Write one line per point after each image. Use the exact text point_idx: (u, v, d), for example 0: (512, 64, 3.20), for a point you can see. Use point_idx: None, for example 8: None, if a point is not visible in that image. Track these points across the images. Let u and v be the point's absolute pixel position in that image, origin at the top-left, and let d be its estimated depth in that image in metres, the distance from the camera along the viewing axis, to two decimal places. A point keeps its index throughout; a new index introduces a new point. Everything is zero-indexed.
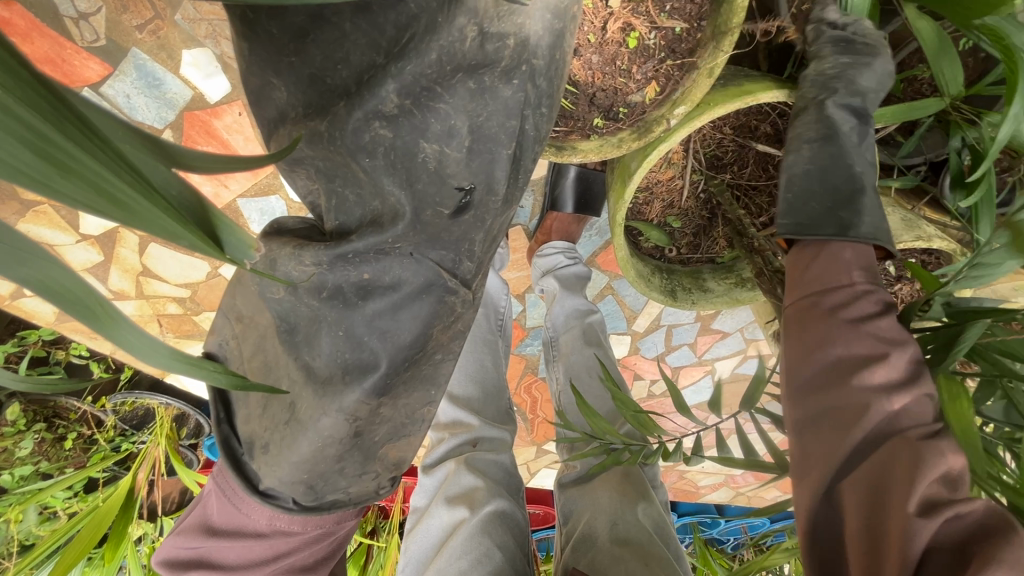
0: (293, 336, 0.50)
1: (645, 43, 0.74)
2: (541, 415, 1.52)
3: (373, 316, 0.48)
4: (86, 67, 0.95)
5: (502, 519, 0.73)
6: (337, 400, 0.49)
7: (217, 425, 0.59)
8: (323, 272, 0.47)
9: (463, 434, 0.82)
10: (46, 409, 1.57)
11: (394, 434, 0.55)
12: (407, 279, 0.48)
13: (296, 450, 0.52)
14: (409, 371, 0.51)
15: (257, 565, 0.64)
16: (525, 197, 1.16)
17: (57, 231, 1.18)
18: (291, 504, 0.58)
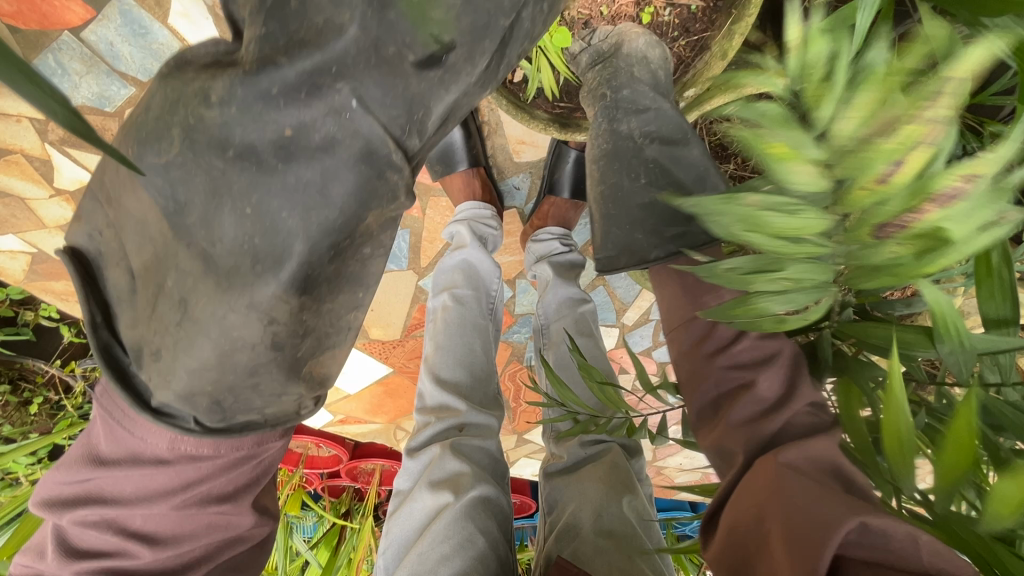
0: (184, 219, 0.46)
1: (659, 19, 0.73)
2: (524, 403, 1.51)
3: (293, 180, 0.45)
4: (66, 10, 0.94)
5: (485, 506, 0.70)
6: (249, 293, 0.46)
7: (93, 331, 0.53)
8: (230, 122, 0.44)
9: (449, 418, 0.79)
10: (12, 370, 1.51)
11: (320, 347, 0.53)
12: (342, 141, 0.45)
13: (194, 354, 0.49)
14: (334, 265, 0.49)
15: (161, 497, 0.59)
16: (521, 178, 1.15)
17: (29, 184, 1.13)
18: (193, 426, 0.54)
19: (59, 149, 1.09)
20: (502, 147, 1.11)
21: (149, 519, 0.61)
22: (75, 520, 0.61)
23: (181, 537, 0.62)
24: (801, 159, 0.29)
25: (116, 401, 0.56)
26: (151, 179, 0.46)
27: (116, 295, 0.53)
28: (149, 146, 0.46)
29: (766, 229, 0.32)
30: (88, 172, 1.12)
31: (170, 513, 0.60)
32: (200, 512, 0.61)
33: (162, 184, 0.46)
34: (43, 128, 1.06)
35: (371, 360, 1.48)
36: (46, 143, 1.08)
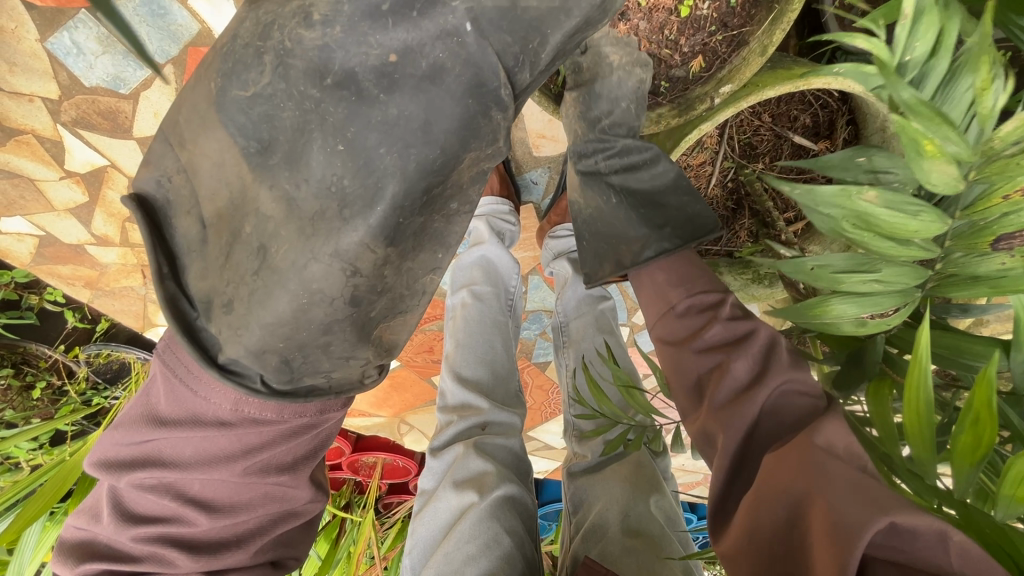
0: (267, 158, 0.49)
1: (697, 13, 0.71)
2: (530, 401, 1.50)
3: (393, 111, 0.48)
4: None
5: (510, 506, 0.69)
6: (334, 239, 0.49)
7: (160, 282, 0.53)
8: (331, 48, 0.47)
9: (472, 417, 0.78)
10: (13, 355, 1.46)
11: (392, 309, 0.57)
12: (446, 64, 0.48)
13: (271, 309, 0.51)
14: (422, 217, 0.53)
15: (221, 463, 0.60)
16: (539, 173, 1.13)
17: (40, 166, 1.11)
18: (260, 386, 0.56)
19: (71, 130, 1.06)
20: (522, 142, 1.09)
21: (206, 486, 0.62)
22: (135, 483, 0.62)
23: (237, 505, 0.64)
24: (943, 156, 0.38)
25: (180, 360, 0.57)
26: (234, 114, 0.49)
27: (185, 245, 0.54)
28: (235, 75, 0.49)
29: (881, 220, 0.42)
30: (101, 154, 1.10)
31: (229, 481, 0.62)
32: (260, 482, 0.63)
33: (246, 121, 0.49)
34: (56, 109, 1.03)
35: None
36: (59, 124, 1.06)
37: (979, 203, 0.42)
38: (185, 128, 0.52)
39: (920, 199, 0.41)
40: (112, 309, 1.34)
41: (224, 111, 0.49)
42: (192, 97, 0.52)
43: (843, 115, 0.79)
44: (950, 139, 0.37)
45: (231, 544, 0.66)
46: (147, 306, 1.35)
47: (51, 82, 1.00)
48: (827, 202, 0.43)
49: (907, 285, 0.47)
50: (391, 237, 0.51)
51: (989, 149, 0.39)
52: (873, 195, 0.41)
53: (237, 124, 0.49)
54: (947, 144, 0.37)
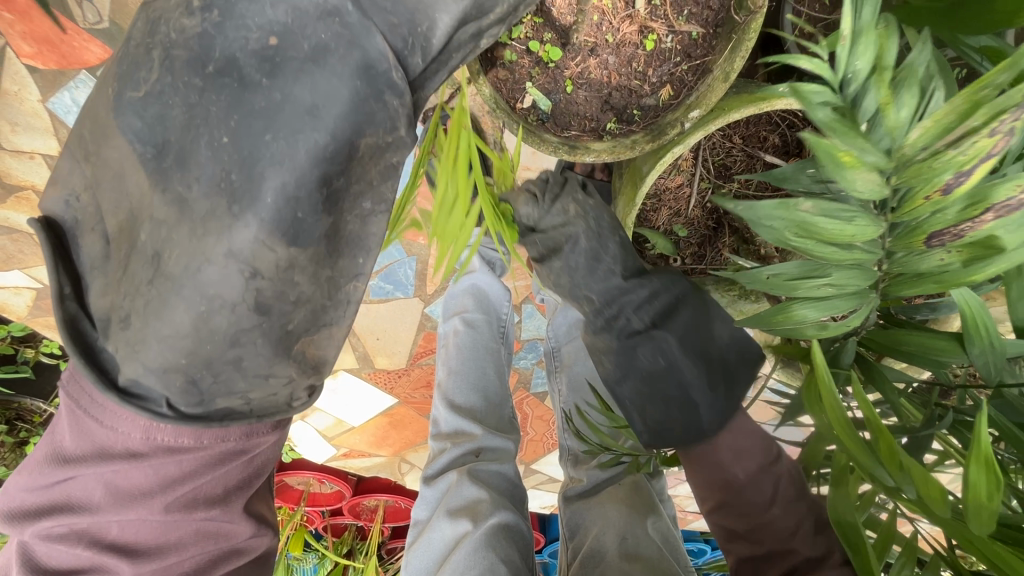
0: (163, 159, 0.52)
1: (661, 46, 0.74)
2: (531, 433, 1.49)
3: (277, 95, 0.51)
4: (86, 50, 0.96)
5: (507, 532, 0.69)
6: (227, 237, 0.51)
7: (59, 302, 0.55)
8: (214, 36, 0.50)
9: (466, 444, 0.78)
10: (9, 410, 1.50)
11: (313, 321, 0.57)
12: (332, 49, 0.51)
13: (168, 319, 0.53)
14: (326, 213, 0.54)
15: (139, 502, 0.62)
16: None
17: (38, 220, 1.14)
18: (167, 410, 0.56)
19: None
20: None
21: (124, 528, 0.63)
22: (40, 534, 0.63)
23: (164, 547, 0.66)
24: (862, 166, 0.39)
25: (83, 389, 0.58)
26: (130, 118, 0.52)
27: (88, 262, 0.57)
28: (131, 77, 0.52)
29: (819, 228, 0.43)
30: None
31: (150, 520, 0.63)
32: (183, 522, 0.65)
33: (142, 124, 0.52)
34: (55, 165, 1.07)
35: (373, 391, 1.46)
36: None
37: (906, 204, 0.42)
38: (89, 140, 0.55)
39: (851, 206, 0.43)
40: None
41: (122, 112, 0.52)
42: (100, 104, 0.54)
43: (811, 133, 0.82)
44: (866, 150, 0.39)
45: None
46: None
47: (52, 139, 1.04)
48: (768, 217, 0.43)
49: (860, 286, 0.49)
50: (284, 230, 0.52)
51: (901, 156, 0.40)
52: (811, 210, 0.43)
53: (134, 127, 0.52)
54: (864, 155, 0.39)
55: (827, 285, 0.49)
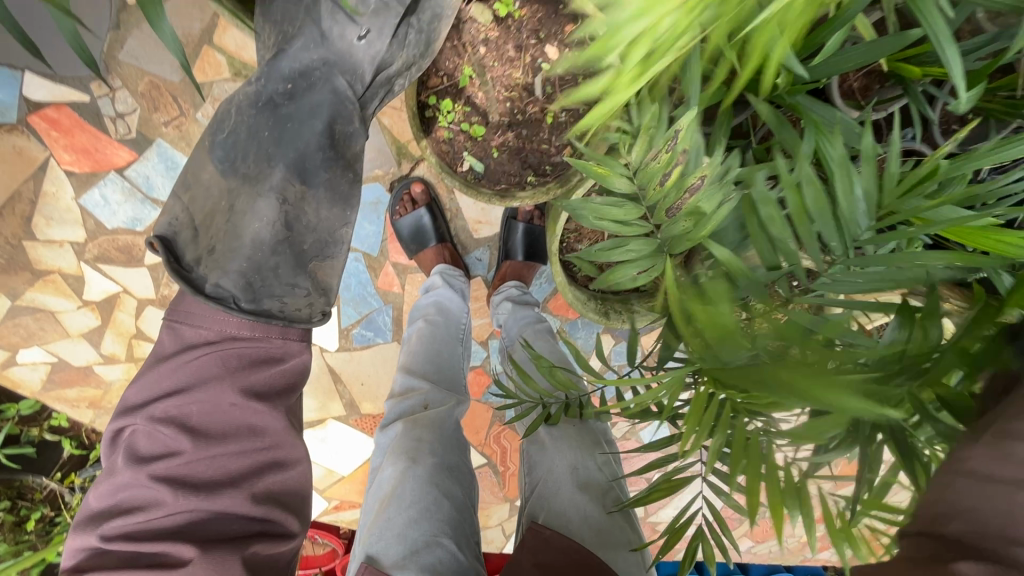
0: (232, 155, 0.89)
1: (559, 119, 0.95)
2: (510, 467, 1.74)
3: (292, 107, 0.88)
4: (115, 155, 1.20)
5: (441, 471, 0.96)
6: (268, 179, 0.90)
7: (167, 264, 0.84)
8: (255, 84, 0.86)
9: (415, 400, 1.05)
10: (11, 489, 1.54)
11: (322, 246, 0.96)
12: (318, 82, 0.86)
13: (241, 236, 0.90)
14: (327, 170, 0.92)
15: (218, 383, 0.83)
16: (481, 251, 1.39)
17: (61, 298, 1.32)
18: (234, 304, 0.88)
19: (92, 266, 1.29)
20: (463, 228, 1.38)
21: (201, 416, 0.83)
22: (150, 416, 0.83)
23: (224, 436, 0.84)
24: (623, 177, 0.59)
25: (178, 307, 0.86)
26: (218, 150, 0.89)
27: (174, 229, 0.88)
28: (218, 125, 0.90)
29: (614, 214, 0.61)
30: (115, 284, 1.32)
31: (222, 402, 0.84)
32: (242, 408, 0.84)
33: (223, 144, 0.89)
34: (82, 250, 1.27)
35: (360, 437, 1.58)
36: (83, 262, 1.29)
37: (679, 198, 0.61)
38: (184, 175, 0.91)
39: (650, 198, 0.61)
40: None
41: (213, 146, 0.89)
42: (199, 154, 0.91)
43: None
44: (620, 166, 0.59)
45: (226, 485, 0.83)
46: None
47: (80, 228, 1.25)
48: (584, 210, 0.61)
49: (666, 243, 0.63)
50: (301, 176, 0.90)
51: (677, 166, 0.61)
52: (598, 201, 0.61)
53: (219, 154, 0.89)
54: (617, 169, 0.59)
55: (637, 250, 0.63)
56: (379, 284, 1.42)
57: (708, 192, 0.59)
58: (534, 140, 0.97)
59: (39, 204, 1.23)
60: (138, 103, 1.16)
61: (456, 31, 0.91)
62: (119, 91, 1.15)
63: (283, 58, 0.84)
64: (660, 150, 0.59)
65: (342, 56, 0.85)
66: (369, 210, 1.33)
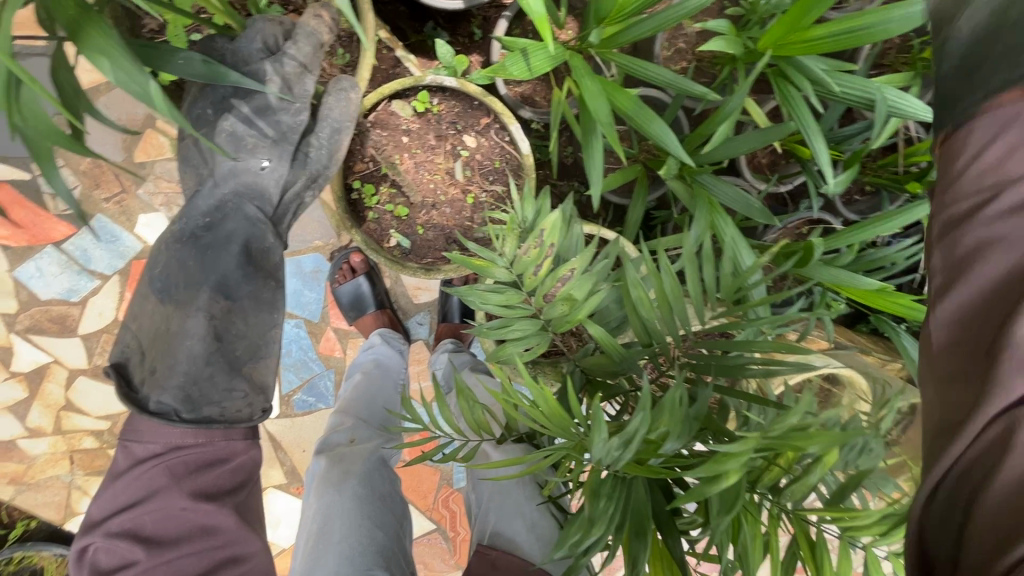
0: (166, 288, 0.94)
1: (479, 199, 1.04)
2: (462, 531, 1.70)
3: (213, 238, 0.94)
4: (53, 229, 1.24)
5: (367, 505, 0.98)
6: (193, 300, 0.93)
7: (117, 390, 0.88)
8: (181, 224, 0.94)
9: (342, 436, 1.06)
10: None
11: (253, 352, 0.98)
12: (230, 210, 0.94)
13: (174, 355, 0.92)
14: (247, 283, 0.97)
15: (164, 491, 0.85)
16: (422, 315, 1.44)
17: None
18: (175, 417, 0.89)
19: (22, 337, 1.28)
20: (403, 293, 1.43)
21: (155, 525, 0.85)
22: (108, 531, 0.84)
23: (172, 540, 0.85)
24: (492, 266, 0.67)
25: (127, 428, 0.89)
26: (154, 280, 0.95)
27: (120, 357, 0.92)
28: (151, 261, 0.97)
29: (493, 300, 0.68)
30: (46, 355, 1.31)
31: (173, 507, 0.85)
32: (192, 510, 0.86)
33: (156, 278, 0.95)
34: (12, 321, 1.27)
35: None
36: (12, 333, 1.28)
37: (561, 302, 0.67)
38: (130, 308, 0.96)
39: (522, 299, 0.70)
40: (33, 503, 1.39)
41: (151, 280, 0.95)
42: (140, 289, 0.96)
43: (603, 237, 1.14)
44: (494, 269, 0.68)
45: None
46: (71, 495, 1.40)
47: (13, 300, 1.25)
48: (472, 299, 0.68)
49: (537, 328, 0.71)
50: (225, 294, 0.95)
51: (545, 279, 0.68)
52: (484, 287, 0.68)
53: (157, 286, 0.94)
54: (491, 260, 0.67)
55: (519, 345, 0.71)
56: (320, 350, 1.44)
57: (578, 281, 0.66)
58: (458, 216, 1.04)
59: None
60: (79, 181, 1.21)
61: (360, 137, 1.00)
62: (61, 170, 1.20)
63: (198, 199, 0.93)
64: (529, 244, 0.68)
65: (249, 183, 0.94)
66: (311, 277, 1.39)
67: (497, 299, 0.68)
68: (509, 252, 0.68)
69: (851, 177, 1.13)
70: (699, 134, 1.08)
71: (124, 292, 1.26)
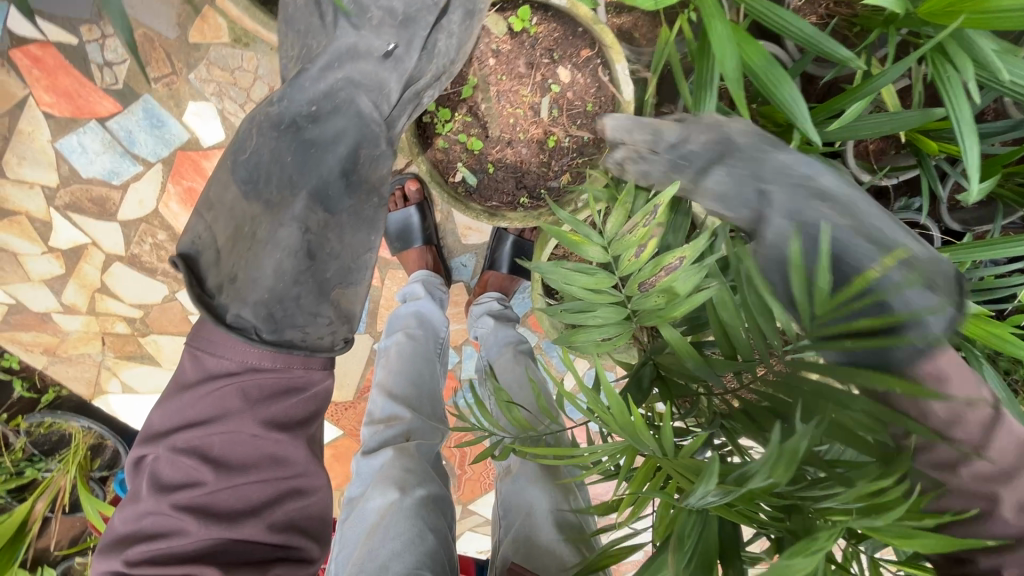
0: (256, 186, 0.85)
1: (561, 144, 0.92)
2: (470, 471, 1.71)
3: (319, 133, 0.84)
4: (98, 104, 1.14)
5: (429, 503, 0.89)
6: (289, 208, 0.85)
7: (189, 287, 0.79)
8: (281, 109, 0.82)
9: (397, 428, 0.96)
10: None
11: (343, 275, 0.90)
12: (343, 102, 0.82)
13: (260, 266, 0.83)
14: (348, 194, 0.88)
15: (237, 416, 0.77)
16: (467, 257, 1.35)
17: (26, 241, 1.27)
18: (254, 336, 0.80)
19: (62, 214, 1.24)
20: (452, 231, 1.34)
21: (223, 447, 0.77)
22: (172, 446, 0.76)
23: (245, 466, 0.78)
24: (588, 243, 0.59)
25: (197, 337, 0.79)
26: (242, 170, 0.85)
27: (200, 258, 0.83)
28: (240, 145, 0.85)
29: (580, 281, 0.60)
30: (85, 236, 1.27)
31: (244, 433, 0.77)
32: (264, 438, 0.78)
33: (244, 171, 0.85)
34: (52, 195, 1.22)
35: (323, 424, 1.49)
36: (52, 208, 1.23)
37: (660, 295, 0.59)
38: (212, 195, 0.86)
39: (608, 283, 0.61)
40: (64, 375, 1.42)
41: (236, 167, 0.85)
42: (219, 175, 0.86)
43: None
44: (590, 245, 0.59)
45: (248, 514, 0.77)
46: (100, 374, 1.43)
47: (54, 173, 1.20)
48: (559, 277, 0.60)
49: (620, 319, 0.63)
50: (324, 204, 0.87)
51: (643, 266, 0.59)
52: (570, 265, 0.60)
53: (242, 175, 0.85)
54: (586, 236, 0.59)
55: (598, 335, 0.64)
56: None
57: (685, 273, 0.57)
58: (535, 159, 0.93)
59: (13, 142, 1.16)
60: (128, 54, 1.10)
61: None
62: (110, 39, 1.09)
63: (306, 78, 0.79)
64: (635, 225, 0.58)
65: (366, 70, 0.80)
66: None
67: (586, 279, 0.60)
68: (610, 231, 0.59)
69: (988, 188, 0.93)
70: (826, 109, 0.93)
71: (168, 185, 1.21)
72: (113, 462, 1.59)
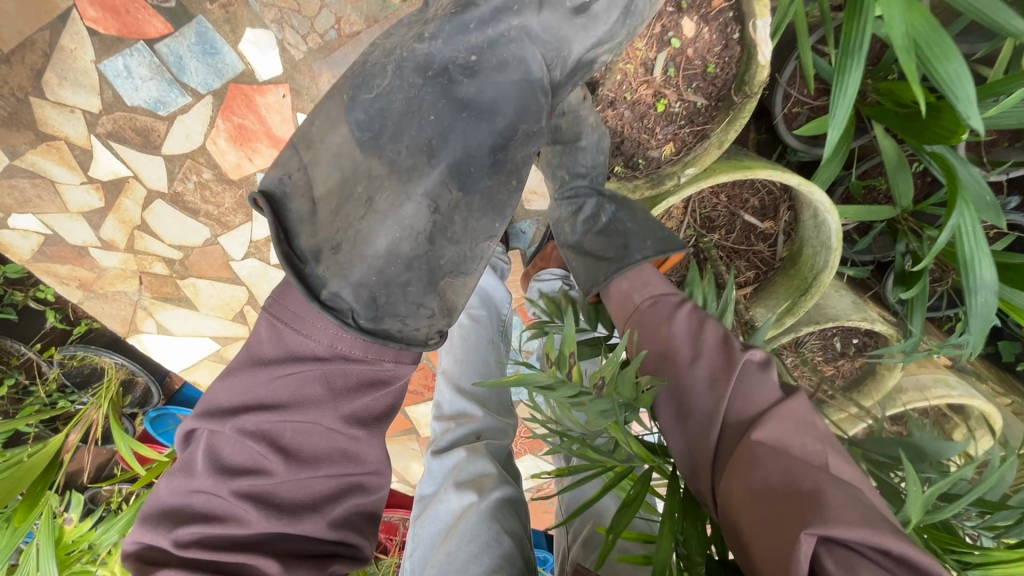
0: (378, 140, 0.71)
1: (670, 110, 0.82)
2: None
3: (473, 89, 0.71)
4: (148, 23, 1.02)
5: (506, 507, 0.80)
6: (421, 181, 0.72)
7: (278, 243, 0.71)
8: (435, 53, 0.71)
9: (468, 425, 0.92)
10: None
11: (457, 266, 0.77)
12: (512, 58, 0.71)
13: (371, 243, 0.72)
14: (488, 174, 0.75)
15: (315, 406, 0.74)
16: (527, 224, 1.26)
17: (64, 169, 1.18)
18: (350, 321, 0.73)
19: (103, 142, 1.15)
20: None
21: (295, 434, 0.74)
22: (240, 427, 0.73)
23: (315, 458, 0.76)
24: None
25: (287, 308, 0.73)
26: (358, 113, 0.72)
27: (297, 217, 0.73)
28: (365, 83, 0.72)
29: None
30: (127, 168, 1.19)
31: (320, 424, 0.75)
32: (341, 432, 0.76)
33: (363, 118, 0.72)
34: (93, 121, 1.12)
35: None
36: (92, 135, 1.14)
37: None
38: (315, 133, 0.74)
39: None
40: (100, 312, 1.38)
41: (354, 106, 0.72)
42: (331, 109, 0.74)
43: (785, 202, 1.02)
44: None
45: (309, 507, 0.76)
46: (135, 312, 1.40)
47: (96, 97, 1.09)
48: None
49: None
50: (459, 181, 0.73)
51: None
52: None
53: (360, 118, 0.71)
54: None
55: None
56: None
57: None
58: (638, 125, 0.84)
59: (53, 59, 1.05)
60: None
61: None
62: None
63: (478, 18, 0.70)
64: None
65: (548, 25, 0.70)
66: None
67: None
68: None
69: None
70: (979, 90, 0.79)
71: (219, 120, 1.12)
72: (144, 400, 1.57)
